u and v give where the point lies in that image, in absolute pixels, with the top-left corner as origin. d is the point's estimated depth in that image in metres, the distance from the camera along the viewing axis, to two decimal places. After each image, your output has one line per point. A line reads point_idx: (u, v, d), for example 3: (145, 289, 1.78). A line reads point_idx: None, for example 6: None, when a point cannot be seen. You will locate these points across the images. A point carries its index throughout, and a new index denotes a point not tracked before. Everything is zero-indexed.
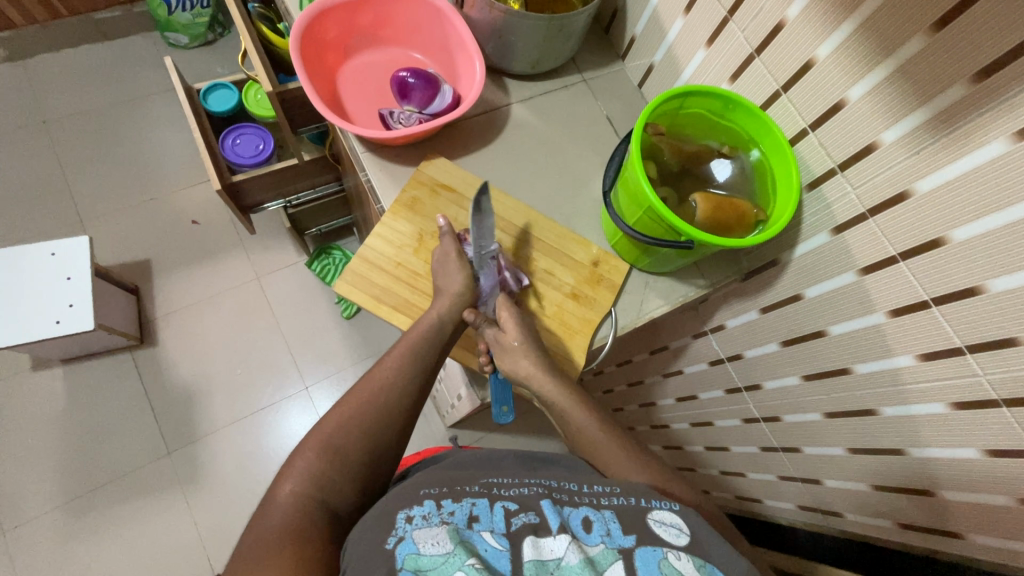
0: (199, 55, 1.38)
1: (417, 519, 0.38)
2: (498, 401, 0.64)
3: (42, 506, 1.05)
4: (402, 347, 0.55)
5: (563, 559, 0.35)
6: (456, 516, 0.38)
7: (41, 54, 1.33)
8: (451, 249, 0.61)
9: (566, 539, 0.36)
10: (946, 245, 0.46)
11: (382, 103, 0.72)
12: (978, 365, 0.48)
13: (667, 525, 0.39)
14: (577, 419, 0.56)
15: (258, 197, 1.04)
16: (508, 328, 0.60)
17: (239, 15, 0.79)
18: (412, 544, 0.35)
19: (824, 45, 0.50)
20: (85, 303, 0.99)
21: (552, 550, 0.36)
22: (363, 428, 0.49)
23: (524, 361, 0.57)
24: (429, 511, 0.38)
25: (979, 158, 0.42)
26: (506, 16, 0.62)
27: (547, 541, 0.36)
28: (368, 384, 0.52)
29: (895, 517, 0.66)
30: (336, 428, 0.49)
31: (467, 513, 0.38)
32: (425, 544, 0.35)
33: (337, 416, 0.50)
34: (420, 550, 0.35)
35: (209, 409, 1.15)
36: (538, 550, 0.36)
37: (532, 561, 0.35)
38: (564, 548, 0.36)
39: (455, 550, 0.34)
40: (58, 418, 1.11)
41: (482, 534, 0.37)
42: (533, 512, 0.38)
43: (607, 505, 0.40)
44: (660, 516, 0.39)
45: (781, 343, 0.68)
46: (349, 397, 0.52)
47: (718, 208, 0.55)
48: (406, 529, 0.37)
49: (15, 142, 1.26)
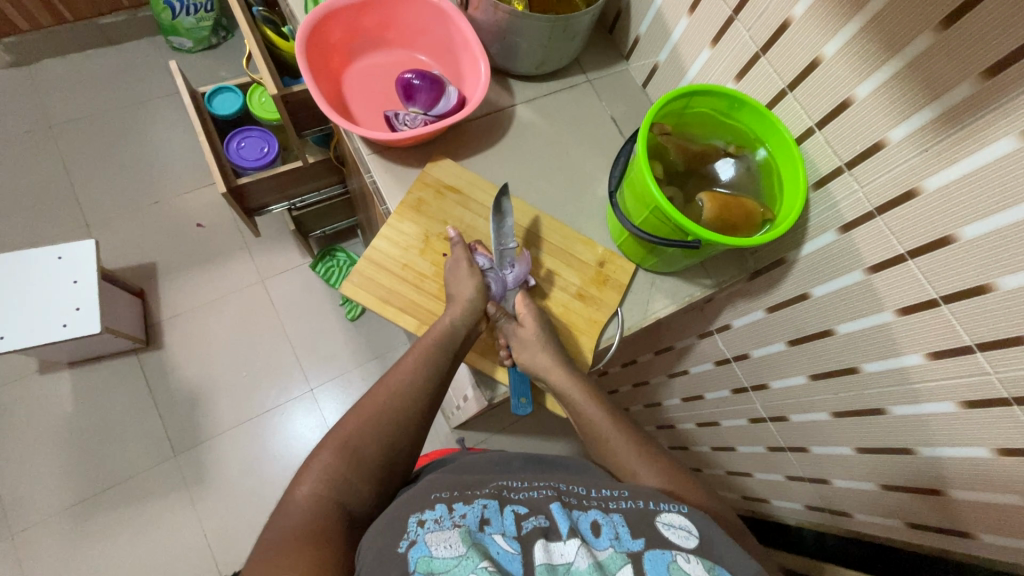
0: (202, 59, 1.38)
1: (429, 522, 0.37)
2: (517, 393, 0.62)
3: (50, 510, 1.05)
4: (414, 350, 0.55)
5: (573, 563, 0.35)
6: (467, 519, 0.38)
7: (45, 59, 1.34)
8: (459, 257, 0.61)
9: (576, 543, 0.36)
10: (956, 243, 0.46)
11: (388, 106, 0.72)
12: (988, 363, 0.48)
13: (675, 528, 0.38)
14: (586, 412, 0.56)
15: (263, 200, 1.04)
16: (526, 323, 0.60)
17: (244, 18, 0.80)
18: (424, 547, 0.35)
19: (830, 43, 0.50)
20: (92, 307, 1.00)
21: (561, 555, 0.36)
22: (375, 430, 0.49)
23: (538, 356, 0.57)
24: (440, 515, 0.38)
25: (987, 157, 0.42)
26: (510, 17, 0.62)
27: (557, 545, 0.36)
28: (381, 387, 0.53)
29: (905, 517, 0.65)
30: (350, 430, 0.49)
31: (479, 515, 0.38)
32: (437, 547, 0.35)
33: (351, 419, 0.50)
34: (433, 553, 0.35)
35: (215, 412, 1.15)
36: (548, 554, 0.36)
37: (543, 564, 0.35)
38: (574, 553, 0.36)
39: (468, 553, 0.34)
40: (65, 421, 1.11)
41: (493, 536, 0.37)
42: (543, 516, 0.38)
43: (616, 509, 0.40)
44: (668, 518, 0.39)
45: (788, 342, 0.68)
46: (362, 400, 0.52)
47: (725, 207, 0.55)
48: (418, 532, 0.37)
49: (20, 148, 1.27)
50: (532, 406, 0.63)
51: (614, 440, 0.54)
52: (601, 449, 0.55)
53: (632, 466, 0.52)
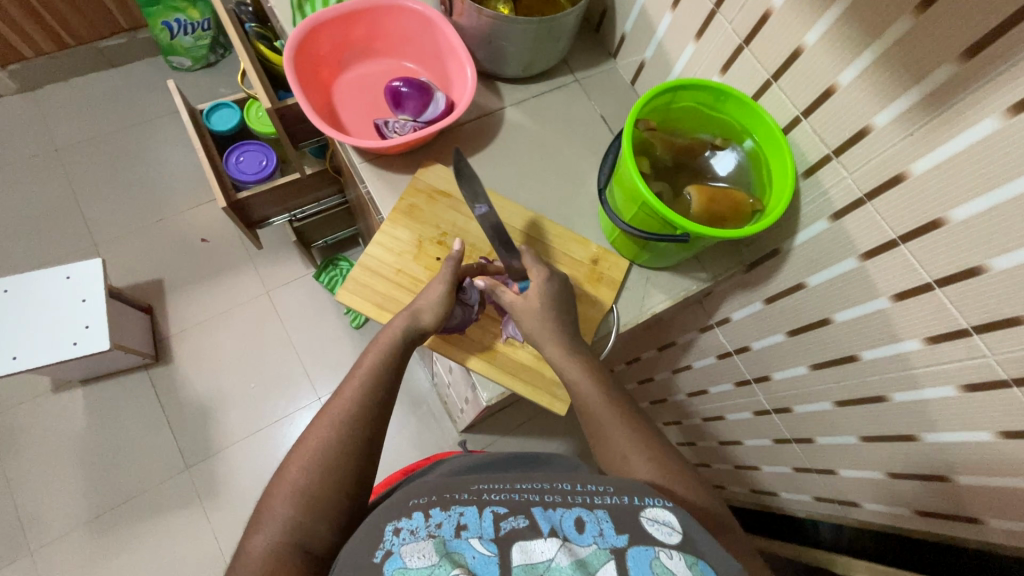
0: (202, 77, 1.40)
1: (405, 531, 0.36)
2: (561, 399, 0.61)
3: (68, 525, 1.07)
4: (405, 334, 0.55)
5: (553, 560, 0.35)
6: (443, 528, 0.36)
7: (50, 83, 1.36)
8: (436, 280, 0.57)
9: (556, 542, 0.35)
10: (945, 226, 0.46)
11: (379, 114, 0.73)
12: (986, 345, 0.47)
13: (659, 523, 0.37)
14: (582, 387, 0.54)
15: (263, 213, 1.06)
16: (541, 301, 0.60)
17: (236, 34, 0.81)
18: (400, 559, 0.35)
19: (812, 31, 0.50)
20: (100, 324, 1.02)
21: (542, 552, 0.35)
22: (372, 415, 0.49)
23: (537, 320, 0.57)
24: (416, 524, 0.36)
25: (973, 137, 0.42)
26: (495, 21, 0.63)
27: (537, 543, 0.35)
28: (372, 364, 0.52)
29: (913, 505, 0.64)
30: (337, 406, 0.48)
31: (455, 522, 0.37)
32: (411, 557, 0.34)
33: (339, 392, 0.50)
34: (407, 564, 0.34)
35: (225, 425, 1.17)
36: (527, 553, 0.35)
37: (521, 565, 0.34)
38: (554, 550, 0.35)
39: (441, 562, 0.34)
40: (79, 438, 1.13)
41: (470, 541, 0.36)
42: (523, 516, 0.37)
43: (601, 505, 0.38)
44: (653, 514, 0.38)
45: (787, 333, 0.68)
46: (344, 376, 0.52)
47: (713, 200, 0.56)
48: (393, 542, 0.36)
49: (28, 172, 1.29)
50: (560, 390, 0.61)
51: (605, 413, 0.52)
52: (592, 422, 0.52)
53: (623, 435, 0.50)
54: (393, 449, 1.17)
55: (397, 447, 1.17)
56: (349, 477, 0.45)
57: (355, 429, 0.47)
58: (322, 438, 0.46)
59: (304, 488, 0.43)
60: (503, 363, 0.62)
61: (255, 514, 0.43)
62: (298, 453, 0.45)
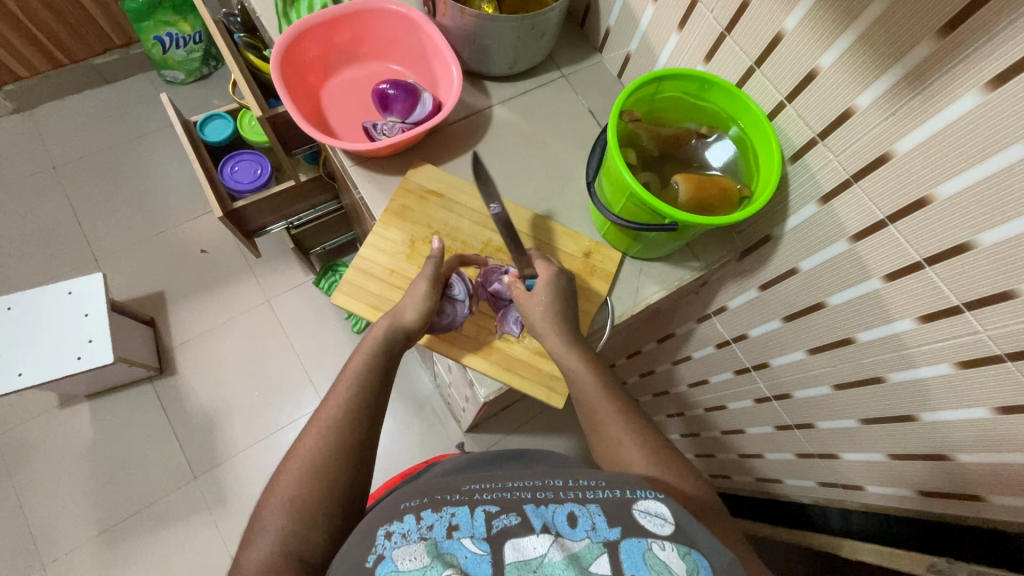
0: (195, 89, 1.42)
1: (396, 535, 0.36)
2: (561, 390, 0.62)
3: (79, 538, 1.08)
4: (398, 336, 0.56)
5: (545, 556, 0.35)
6: (435, 529, 0.36)
7: (46, 102, 1.38)
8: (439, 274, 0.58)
9: (548, 538, 0.36)
10: (932, 204, 0.46)
11: (368, 117, 0.74)
12: (978, 321, 0.47)
13: (651, 515, 0.37)
14: (582, 379, 0.53)
15: (262, 221, 1.07)
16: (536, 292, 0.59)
17: (225, 44, 0.82)
18: (391, 563, 0.35)
19: (791, 17, 0.51)
20: (103, 338, 1.03)
21: (534, 549, 0.35)
22: (361, 418, 0.49)
23: (537, 316, 0.57)
24: (408, 527, 0.37)
25: (953, 113, 0.42)
26: (478, 20, 0.63)
27: (529, 540, 0.35)
28: (365, 367, 0.53)
29: (915, 486, 0.64)
30: (333, 411, 0.49)
31: (446, 523, 0.37)
32: (403, 560, 0.35)
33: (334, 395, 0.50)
34: (398, 568, 0.34)
35: (230, 433, 1.17)
36: (520, 551, 0.35)
37: (513, 563, 0.35)
38: (547, 546, 0.35)
39: (432, 563, 0.34)
40: (87, 452, 1.14)
41: (461, 541, 0.36)
42: (514, 514, 0.37)
43: (593, 499, 0.39)
44: (645, 505, 0.38)
45: (783, 319, 0.68)
46: (338, 379, 0.52)
47: (700, 187, 0.56)
48: (385, 546, 0.36)
49: (27, 190, 1.31)
50: (559, 382, 0.62)
51: (604, 404, 0.52)
52: (593, 412, 0.52)
53: (619, 428, 0.50)
54: (397, 452, 1.18)
55: (402, 450, 1.18)
56: (346, 479, 0.46)
57: (351, 433, 0.48)
58: (318, 443, 0.46)
59: (300, 492, 0.44)
60: (498, 359, 0.62)
61: (254, 521, 0.43)
62: (288, 460, 0.46)
